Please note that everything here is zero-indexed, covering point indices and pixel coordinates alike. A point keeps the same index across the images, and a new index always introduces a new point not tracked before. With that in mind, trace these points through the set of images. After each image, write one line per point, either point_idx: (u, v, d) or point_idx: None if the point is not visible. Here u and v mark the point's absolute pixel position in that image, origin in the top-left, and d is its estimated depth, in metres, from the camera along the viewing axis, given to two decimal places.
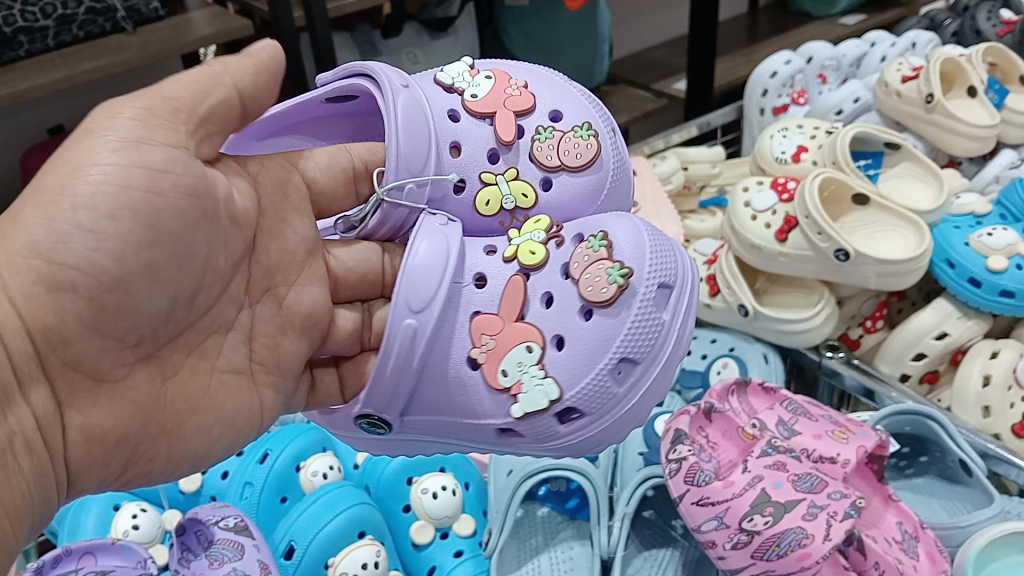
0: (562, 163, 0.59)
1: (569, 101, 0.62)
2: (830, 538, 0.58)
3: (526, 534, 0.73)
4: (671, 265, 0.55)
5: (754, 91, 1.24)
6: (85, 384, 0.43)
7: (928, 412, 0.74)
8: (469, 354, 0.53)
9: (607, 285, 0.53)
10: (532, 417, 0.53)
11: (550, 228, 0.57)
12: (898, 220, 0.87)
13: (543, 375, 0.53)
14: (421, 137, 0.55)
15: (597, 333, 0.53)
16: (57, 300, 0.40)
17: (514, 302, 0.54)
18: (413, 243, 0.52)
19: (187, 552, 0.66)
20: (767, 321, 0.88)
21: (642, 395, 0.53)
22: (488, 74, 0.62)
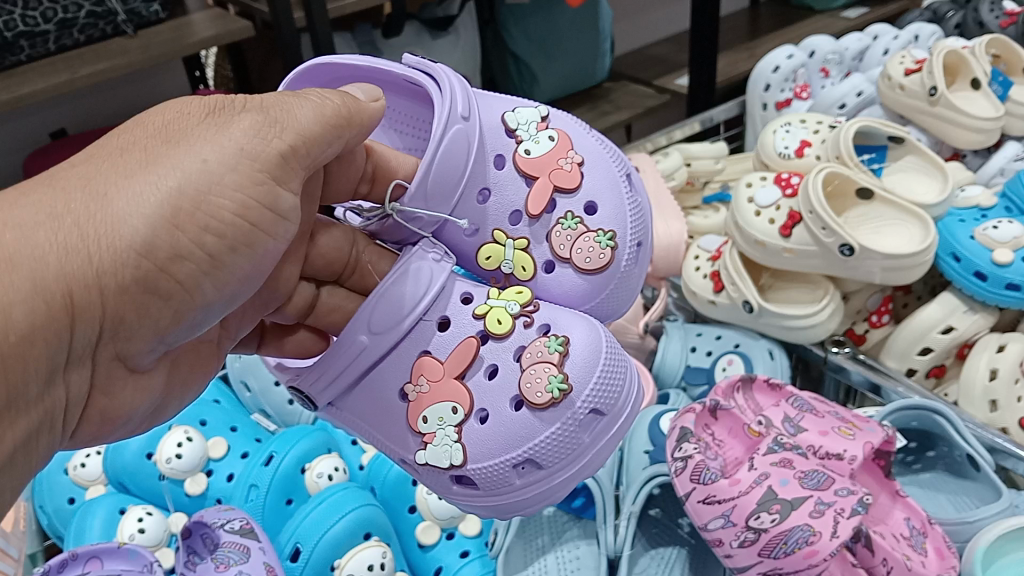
0: (571, 258, 0.60)
1: (612, 200, 0.62)
2: (838, 535, 0.58)
3: (532, 534, 0.73)
4: (614, 396, 0.54)
5: (757, 87, 1.24)
6: (120, 372, 0.44)
7: (934, 407, 0.74)
8: (403, 387, 0.55)
9: (544, 391, 0.53)
10: (432, 468, 0.55)
11: (528, 305, 0.57)
12: (903, 214, 0.87)
13: (456, 439, 0.54)
14: (450, 177, 0.57)
15: (520, 428, 0.53)
16: (144, 301, 0.40)
17: (461, 363, 0.55)
18: (402, 265, 0.55)
19: (193, 556, 0.66)
20: (772, 317, 0.88)
21: (533, 495, 0.55)
22: (552, 134, 0.63)
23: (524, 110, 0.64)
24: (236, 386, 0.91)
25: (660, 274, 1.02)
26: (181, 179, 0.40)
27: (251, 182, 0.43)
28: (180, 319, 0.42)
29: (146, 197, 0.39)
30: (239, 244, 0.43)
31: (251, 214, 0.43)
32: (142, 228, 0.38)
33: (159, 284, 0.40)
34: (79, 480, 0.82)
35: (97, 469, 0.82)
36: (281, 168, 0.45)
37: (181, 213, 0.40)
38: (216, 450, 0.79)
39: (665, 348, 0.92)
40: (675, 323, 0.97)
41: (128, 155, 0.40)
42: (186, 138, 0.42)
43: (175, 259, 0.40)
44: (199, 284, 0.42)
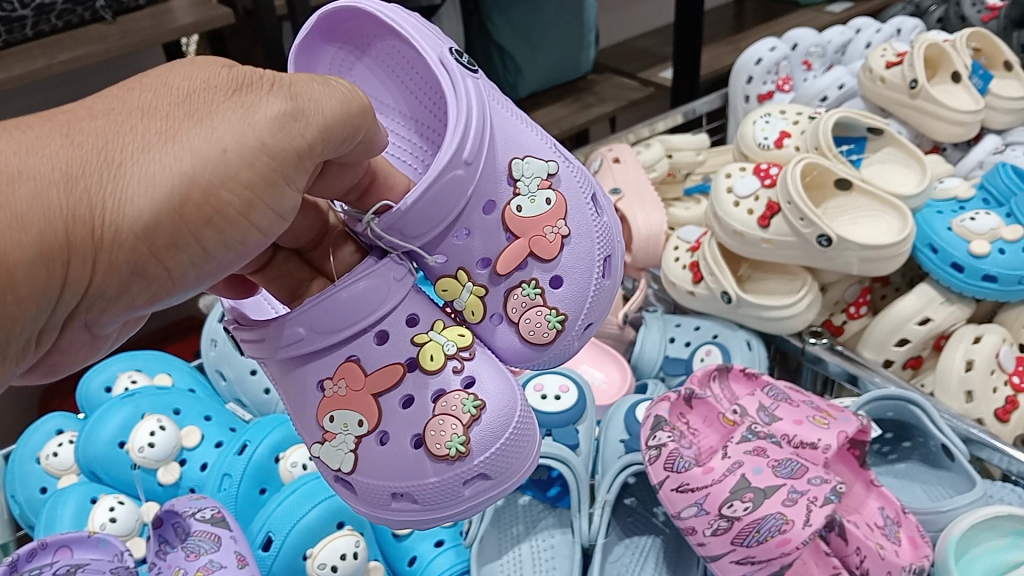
0: (518, 323, 0.56)
1: (582, 283, 0.56)
2: (811, 523, 0.57)
3: (507, 523, 0.73)
4: (507, 466, 0.52)
5: (738, 79, 1.24)
6: (82, 338, 0.42)
7: (910, 398, 0.74)
8: (323, 380, 0.52)
9: (444, 445, 0.51)
10: (321, 462, 0.53)
11: (465, 349, 0.54)
12: (880, 206, 0.87)
13: (351, 449, 0.52)
14: (430, 218, 0.52)
15: (413, 466, 0.51)
16: (128, 284, 0.39)
17: (386, 381, 0.52)
18: (347, 280, 0.50)
19: (164, 545, 0.66)
20: (750, 307, 0.88)
21: (403, 524, 0.53)
22: (552, 197, 0.57)
23: (536, 159, 0.57)
24: (212, 375, 0.90)
25: (639, 264, 1.02)
26: (199, 166, 0.39)
27: (263, 180, 0.42)
28: (156, 300, 0.41)
29: (159, 178, 0.38)
30: (233, 240, 0.42)
31: (254, 215, 0.42)
32: (146, 212, 0.37)
33: (149, 268, 0.39)
34: (51, 470, 0.81)
35: (69, 459, 0.82)
36: (294, 165, 0.43)
37: (188, 200, 0.39)
38: (190, 439, 0.79)
39: (644, 337, 0.92)
40: (655, 312, 0.96)
41: (152, 119, 0.39)
42: (205, 113, 0.40)
43: (172, 248, 0.39)
44: (183, 274, 0.41)
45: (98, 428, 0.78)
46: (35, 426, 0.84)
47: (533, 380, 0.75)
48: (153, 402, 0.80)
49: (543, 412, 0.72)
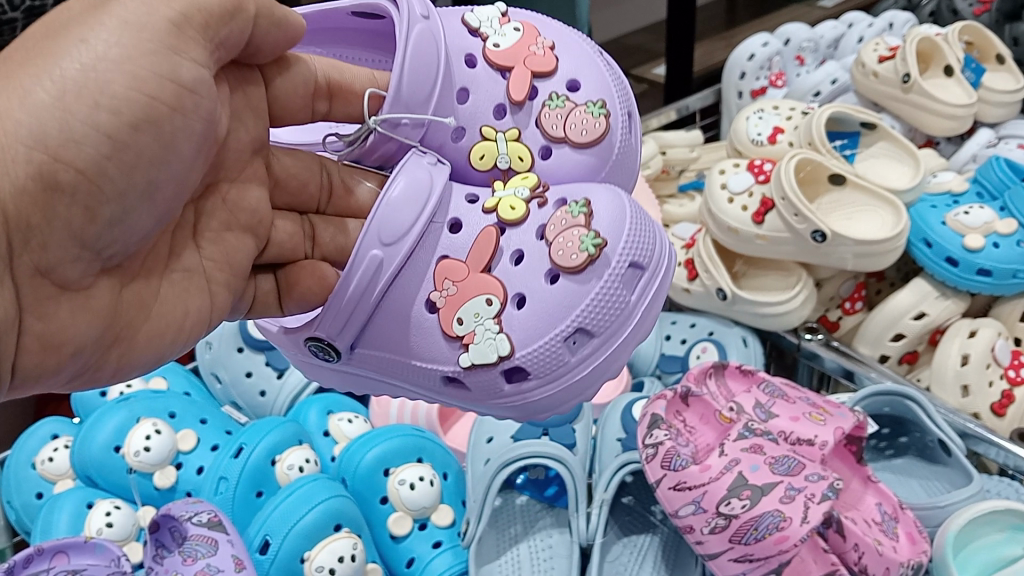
0: (567, 135, 0.59)
1: (591, 72, 0.61)
2: (808, 521, 0.58)
3: (505, 524, 0.73)
4: (648, 248, 0.53)
5: (732, 75, 1.24)
6: (49, 291, 0.39)
7: (906, 392, 0.74)
8: (430, 298, 0.53)
9: (578, 251, 0.52)
10: (479, 370, 0.52)
11: (537, 187, 0.56)
12: (874, 200, 0.87)
13: (497, 330, 0.52)
14: (426, 79, 0.54)
15: (565, 295, 0.52)
16: (50, 200, 0.37)
17: (484, 254, 0.53)
18: (396, 174, 0.52)
19: (162, 549, 0.66)
20: (746, 304, 0.88)
21: (592, 370, 0.53)
22: (516, 25, 0.62)
23: (483, 11, 0.63)
24: (208, 378, 0.90)
25: None
26: (73, 68, 0.38)
27: (140, 52, 0.39)
28: (94, 217, 0.39)
29: (33, 91, 0.37)
30: (143, 121, 0.40)
31: (146, 86, 0.40)
32: (27, 119, 0.36)
33: (60, 177, 0.37)
34: (48, 475, 0.81)
35: (65, 464, 0.82)
36: (175, 37, 0.41)
37: (67, 94, 0.37)
38: (186, 443, 0.78)
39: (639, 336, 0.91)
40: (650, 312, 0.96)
41: (19, 54, 0.38)
42: (74, 26, 0.39)
43: (71, 144, 0.37)
44: (102, 169, 0.38)
45: (93, 432, 0.77)
46: (30, 432, 0.84)
47: None
48: (148, 406, 0.79)
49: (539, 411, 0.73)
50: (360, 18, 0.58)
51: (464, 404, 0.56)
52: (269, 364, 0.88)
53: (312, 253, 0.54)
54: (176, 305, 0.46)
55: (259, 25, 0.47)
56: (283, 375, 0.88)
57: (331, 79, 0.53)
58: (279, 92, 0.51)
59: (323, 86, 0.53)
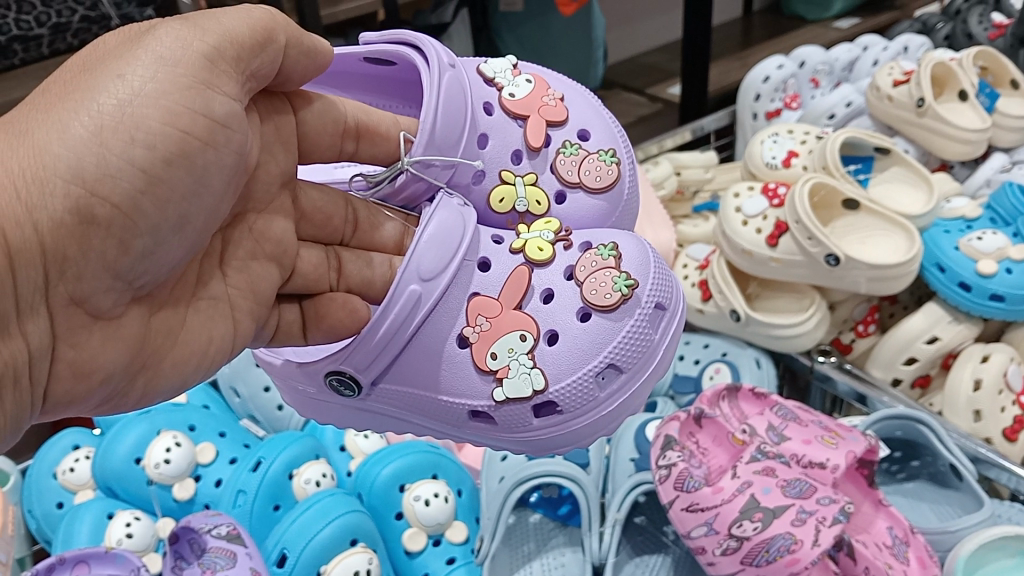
0: (582, 181, 0.62)
1: (598, 126, 0.65)
2: (819, 543, 0.58)
3: (518, 541, 0.73)
4: (668, 291, 0.56)
5: (746, 96, 1.25)
6: (82, 321, 0.38)
7: (918, 417, 0.75)
8: (461, 333, 0.53)
9: (612, 291, 0.54)
10: (510, 405, 0.53)
11: (559, 232, 0.58)
12: (887, 224, 0.87)
13: (531, 365, 0.53)
14: (455, 124, 0.56)
15: (598, 333, 0.53)
16: (86, 235, 0.35)
17: (517, 291, 0.54)
18: (431, 214, 0.52)
19: (180, 561, 0.66)
20: (758, 326, 0.89)
21: (618, 405, 0.54)
22: (527, 77, 0.65)
23: (494, 62, 0.66)
24: (225, 391, 0.91)
25: None
26: (113, 103, 0.36)
27: (175, 86, 0.38)
28: (128, 249, 0.37)
29: (72, 127, 0.35)
30: (177, 156, 0.38)
31: (180, 121, 0.38)
32: (66, 154, 0.35)
33: (96, 210, 0.35)
34: (69, 485, 0.83)
35: (86, 474, 0.83)
36: (209, 71, 0.40)
37: (104, 130, 0.36)
38: (205, 455, 0.80)
39: None
40: None
41: (49, 94, 0.38)
42: (111, 60, 0.38)
43: (107, 178, 0.36)
44: (137, 205, 0.37)
45: (114, 444, 0.78)
46: (52, 443, 0.85)
47: None
48: (169, 419, 0.81)
49: None
50: (371, 64, 0.60)
51: (483, 438, 0.56)
52: None
53: (336, 285, 0.52)
54: (201, 333, 0.45)
55: (289, 56, 0.46)
56: None
57: (358, 119, 0.54)
58: (307, 124, 0.51)
59: (352, 128, 0.53)
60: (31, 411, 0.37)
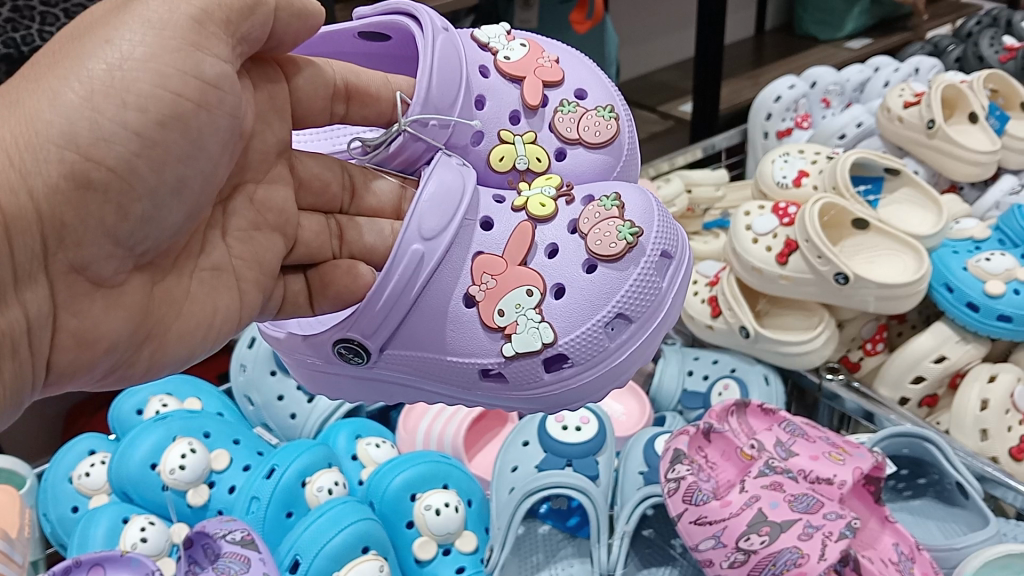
0: (582, 137, 0.62)
1: (594, 84, 0.65)
2: (825, 557, 0.59)
3: (527, 552, 0.74)
4: (673, 238, 0.56)
5: (758, 115, 1.26)
6: (85, 289, 0.39)
7: (924, 434, 0.75)
8: (467, 291, 0.53)
9: (616, 240, 0.54)
10: (521, 360, 0.53)
11: (561, 187, 0.58)
12: (899, 245, 0.88)
13: (540, 319, 0.53)
14: (449, 83, 0.56)
15: (605, 283, 0.53)
16: (82, 199, 0.37)
17: (521, 247, 0.54)
18: (430, 173, 0.52)
19: (195, 565, 0.68)
20: (768, 343, 0.90)
21: (630, 354, 0.54)
22: (522, 41, 0.66)
23: (488, 29, 0.66)
24: (241, 400, 0.93)
25: None
26: (100, 68, 0.37)
27: (164, 49, 0.39)
28: (126, 214, 0.39)
29: (64, 94, 0.37)
30: (169, 118, 0.39)
31: (171, 83, 0.39)
32: (59, 120, 0.36)
33: (92, 175, 0.37)
34: (84, 489, 0.84)
35: (101, 479, 0.84)
36: (197, 32, 0.40)
37: (96, 94, 0.37)
38: (219, 462, 0.81)
39: (662, 372, 0.93)
40: (673, 346, 0.98)
41: (44, 63, 0.38)
42: (100, 26, 0.39)
43: (101, 143, 0.37)
44: (133, 167, 0.38)
45: (130, 450, 0.80)
46: (68, 448, 0.87)
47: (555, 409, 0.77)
48: (184, 425, 0.82)
49: (564, 442, 0.74)
50: (366, 39, 0.61)
51: (496, 400, 0.56)
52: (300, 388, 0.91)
53: (339, 251, 0.53)
54: (205, 303, 0.46)
55: (280, 19, 0.46)
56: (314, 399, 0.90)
57: (346, 80, 0.54)
58: (300, 91, 0.52)
59: (342, 88, 0.54)
60: (34, 384, 0.39)
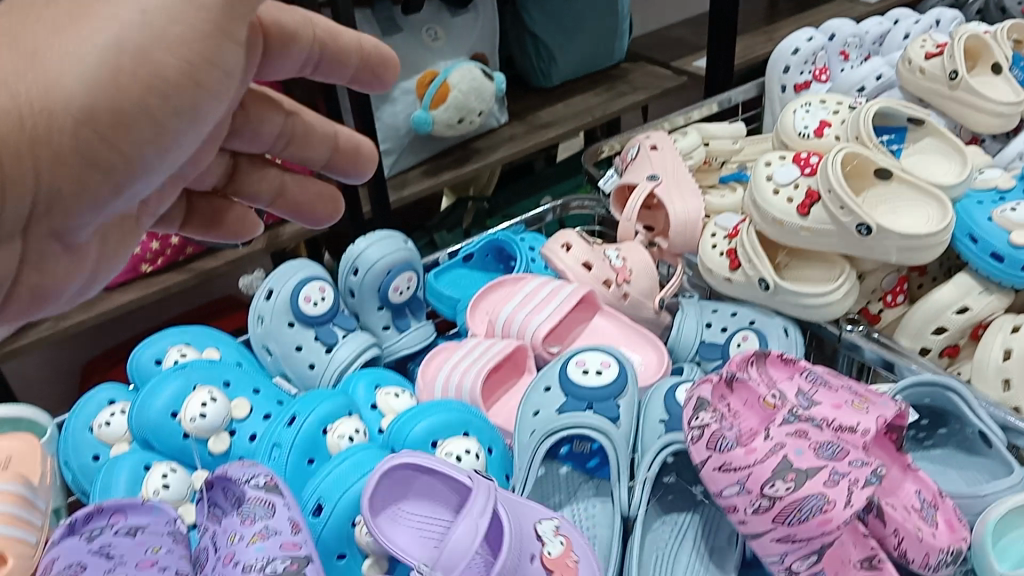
0: None
1: None
2: (852, 504, 0.58)
3: (549, 490, 0.76)
4: None
5: (775, 68, 1.25)
6: (52, 247, 0.42)
7: (946, 383, 0.75)
8: None
9: None
10: None
11: None
12: (920, 194, 0.87)
13: None
14: None
15: None
16: (86, 174, 0.38)
17: None
18: None
19: (215, 507, 0.70)
20: (788, 295, 0.89)
21: None
22: None
23: None
24: (258, 351, 0.93)
25: (676, 250, 1.01)
26: (119, 35, 0.36)
27: (196, 35, 0.38)
28: (118, 192, 0.40)
29: (84, 56, 0.36)
30: (180, 105, 0.39)
31: (195, 72, 0.38)
32: (79, 91, 0.36)
33: (101, 153, 0.37)
34: (104, 438, 0.84)
35: (121, 428, 0.84)
36: (227, 16, 0.39)
37: (117, 71, 0.36)
38: (240, 411, 0.81)
39: (680, 324, 0.94)
40: (691, 299, 0.98)
41: (52, 10, 0.37)
42: None
43: (118, 123, 0.37)
44: (138, 152, 0.39)
45: (150, 398, 0.79)
46: (88, 397, 0.87)
47: (574, 358, 0.77)
48: (203, 374, 0.82)
49: (586, 386, 0.74)
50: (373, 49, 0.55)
51: None
52: (318, 338, 0.92)
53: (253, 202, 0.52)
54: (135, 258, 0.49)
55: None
56: (332, 351, 0.91)
57: (324, 43, 0.51)
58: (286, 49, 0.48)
59: (320, 45, 0.51)
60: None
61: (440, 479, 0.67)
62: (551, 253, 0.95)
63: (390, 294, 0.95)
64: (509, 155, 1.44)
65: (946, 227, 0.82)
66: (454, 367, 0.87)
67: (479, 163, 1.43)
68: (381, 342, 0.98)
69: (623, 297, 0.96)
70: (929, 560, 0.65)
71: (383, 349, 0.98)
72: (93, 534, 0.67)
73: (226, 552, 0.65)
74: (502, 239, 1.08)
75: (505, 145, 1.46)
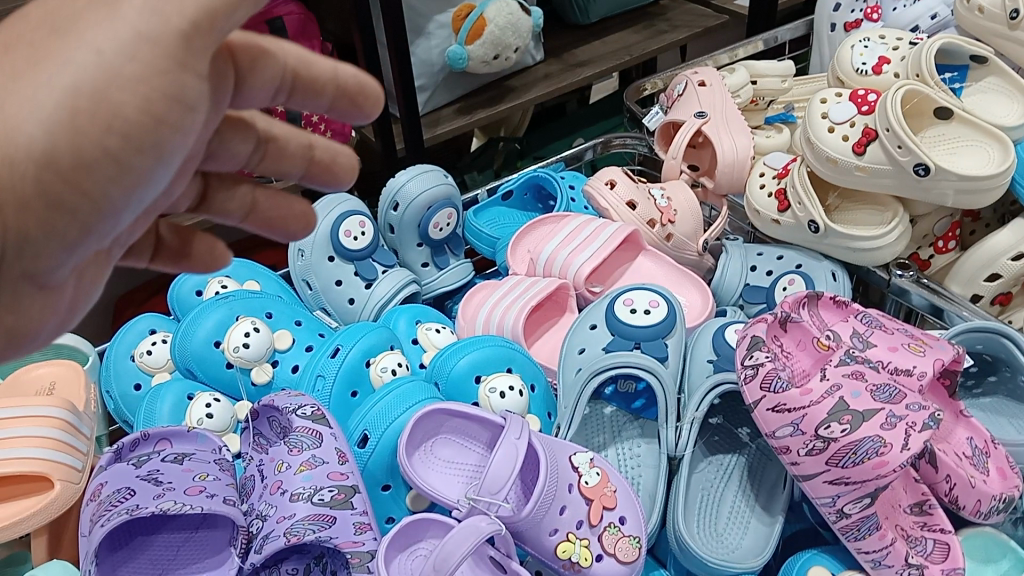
0: None
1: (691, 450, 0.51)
2: (909, 448, 0.57)
3: (592, 431, 0.75)
4: None
5: (826, 6, 1.20)
6: (25, 293, 0.35)
7: (1002, 330, 0.72)
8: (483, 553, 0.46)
9: None
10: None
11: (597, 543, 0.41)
12: (981, 135, 0.84)
13: None
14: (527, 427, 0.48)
15: None
16: (48, 221, 0.30)
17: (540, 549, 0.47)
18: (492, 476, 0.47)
19: (260, 437, 0.71)
20: (837, 238, 0.87)
21: None
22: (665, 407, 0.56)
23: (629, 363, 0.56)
24: (298, 284, 0.93)
25: (720, 191, 1.00)
26: (75, 75, 0.28)
27: (157, 74, 0.29)
28: (89, 234, 0.31)
29: (39, 100, 0.28)
30: (147, 148, 0.30)
31: (158, 110, 0.29)
32: (38, 136, 0.28)
33: (64, 195, 0.29)
34: (146, 367, 0.84)
35: (163, 357, 0.84)
36: (190, 49, 0.29)
37: (76, 115, 0.28)
38: (282, 342, 0.81)
39: (724, 266, 0.92)
40: (735, 241, 0.96)
41: (15, 54, 0.29)
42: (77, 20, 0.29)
43: (81, 171, 0.29)
44: (106, 197, 0.30)
45: (193, 328, 0.79)
46: (130, 326, 0.87)
47: (623, 296, 0.75)
48: (246, 305, 0.82)
49: (633, 325, 0.73)
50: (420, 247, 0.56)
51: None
52: (358, 273, 0.91)
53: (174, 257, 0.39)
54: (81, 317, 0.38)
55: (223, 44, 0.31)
56: (372, 286, 0.91)
57: (299, 73, 0.36)
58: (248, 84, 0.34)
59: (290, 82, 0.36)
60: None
61: (473, 420, 0.66)
62: (594, 190, 0.95)
63: (430, 230, 0.94)
64: (545, 94, 1.41)
65: (1007, 167, 0.80)
66: (496, 303, 0.86)
67: (514, 102, 1.40)
68: (420, 279, 0.97)
69: (668, 238, 0.94)
70: (980, 507, 0.64)
71: (422, 286, 0.97)
72: (141, 460, 0.66)
73: (273, 480, 0.66)
74: (541, 177, 1.06)
75: (541, 84, 1.43)
